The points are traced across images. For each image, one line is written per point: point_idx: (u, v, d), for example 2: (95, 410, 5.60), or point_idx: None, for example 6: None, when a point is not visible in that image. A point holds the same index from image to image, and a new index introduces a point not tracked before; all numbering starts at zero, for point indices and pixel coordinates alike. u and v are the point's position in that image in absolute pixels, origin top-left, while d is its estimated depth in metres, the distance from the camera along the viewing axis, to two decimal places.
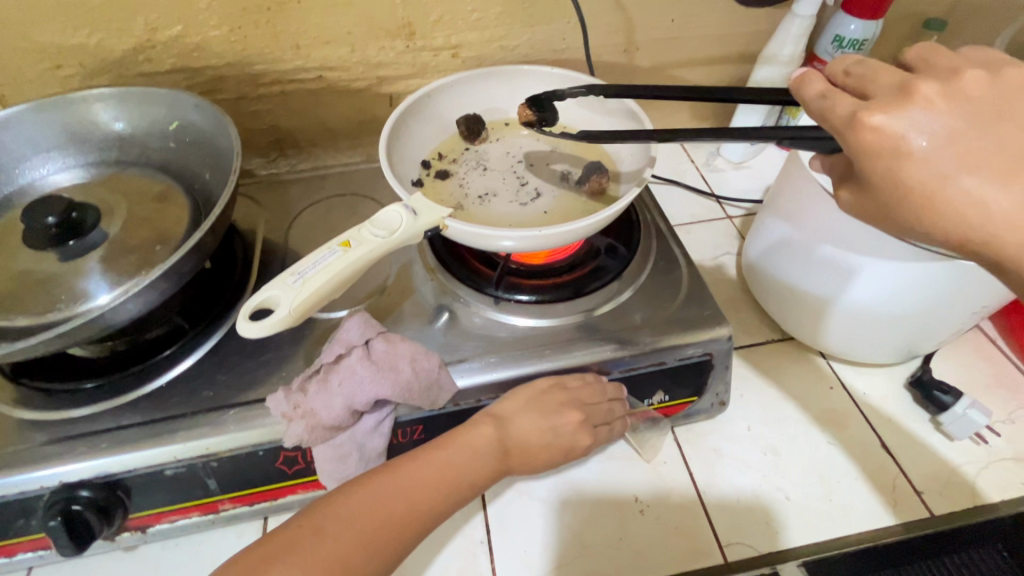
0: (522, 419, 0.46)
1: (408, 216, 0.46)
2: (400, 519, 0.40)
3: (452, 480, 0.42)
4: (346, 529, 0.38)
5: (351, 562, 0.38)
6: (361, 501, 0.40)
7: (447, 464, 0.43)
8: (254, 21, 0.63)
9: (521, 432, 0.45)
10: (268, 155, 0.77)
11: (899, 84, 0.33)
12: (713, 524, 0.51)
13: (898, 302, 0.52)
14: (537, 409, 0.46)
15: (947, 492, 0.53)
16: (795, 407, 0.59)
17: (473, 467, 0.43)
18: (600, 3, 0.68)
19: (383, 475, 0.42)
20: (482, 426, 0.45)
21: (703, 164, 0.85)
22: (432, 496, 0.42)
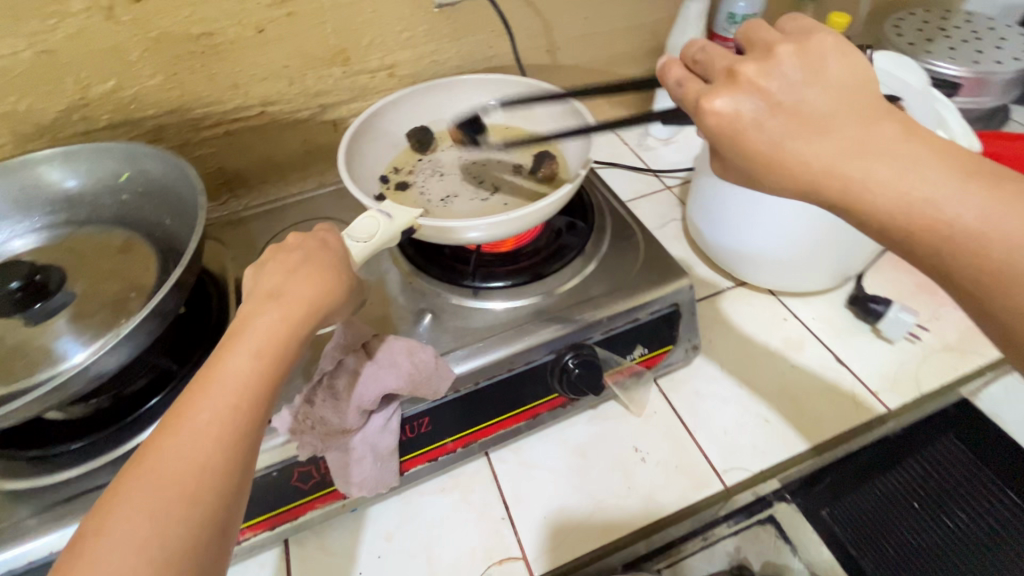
0: (298, 287, 0.37)
1: (385, 221, 0.48)
2: (235, 415, 0.31)
3: (273, 347, 0.34)
4: (176, 461, 0.29)
5: (203, 486, 0.29)
6: (190, 413, 0.31)
7: (261, 344, 0.34)
8: (189, 66, 0.64)
9: (307, 284, 0.38)
10: (219, 199, 0.77)
11: (729, 60, 0.38)
12: (710, 457, 0.55)
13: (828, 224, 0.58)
14: (312, 277, 0.38)
15: (897, 387, 0.60)
16: (756, 343, 0.64)
17: (291, 345, 0.35)
18: (517, 11, 0.74)
19: (189, 391, 0.32)
20: (262, 305, 0.36)
21: (636, 145, 0.92)
22: (255, 369, 0.33)
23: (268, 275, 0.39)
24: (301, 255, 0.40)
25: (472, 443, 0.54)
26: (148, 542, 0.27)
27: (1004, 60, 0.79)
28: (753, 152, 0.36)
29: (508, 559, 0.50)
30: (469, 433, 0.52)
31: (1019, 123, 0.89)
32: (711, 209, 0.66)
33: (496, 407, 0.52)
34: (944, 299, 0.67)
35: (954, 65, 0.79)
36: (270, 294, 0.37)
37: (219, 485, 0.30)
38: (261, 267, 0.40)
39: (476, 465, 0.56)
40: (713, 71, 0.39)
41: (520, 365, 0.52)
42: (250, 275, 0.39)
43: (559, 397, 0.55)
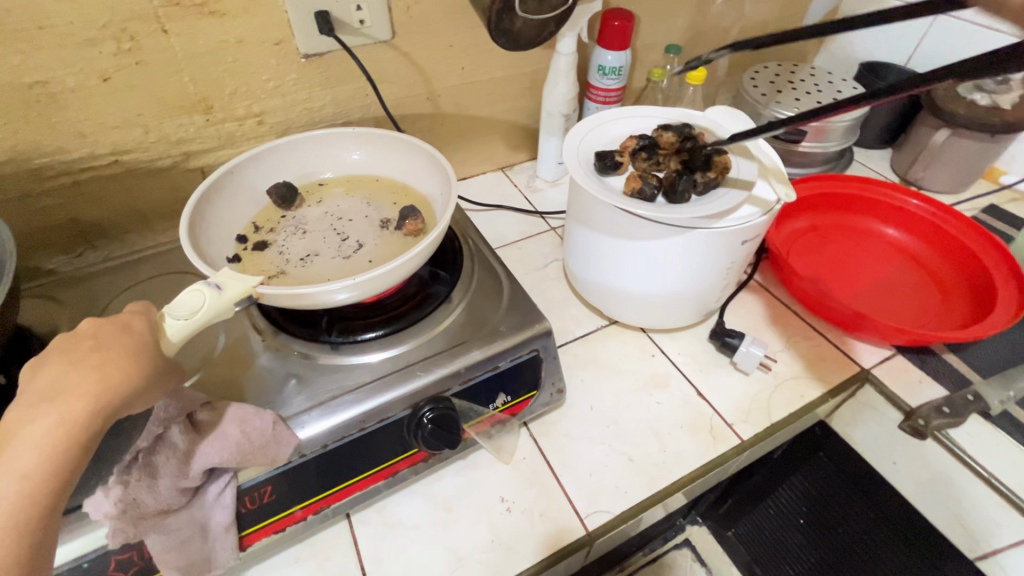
0: (77, 386, 0.34)
1: (212, 293, 0.43)
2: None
3: (42, 466, 0.32)
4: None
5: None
6: None
7: (28, 466, 0.31)
8: (22, 116, 0.60)
9: (91, 383, 0.35)
10: (73, 251, 0.72)
11: None
12: (574, 501, 0.56)
13: (687, 269, 0.62)
14: (95, 371, 0.35)
15: (750, 418, 0.63)
16: (625, 381, 0.66)
17: (62, 458, 0.32)
18: (390, 61, 0.75)
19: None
20: (31, 412, 0.33)
21: (525, 186, 0.95)
22: (16, 496, 0.31)
23: (47, 372, 0.35)
24: (91, 345, 0.37)
25: (325, 508, 0.51)
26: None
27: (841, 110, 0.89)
28: None
29: None
30: (320, 499, 0.50)
31: (862, 164, 1.00)
32: (584, 251, 0.68)
33: (346, 469, 0.50)
34: (795, 329, 0.73)
35: (798, 115, 0.87)
36: (46, 397, 0.34)
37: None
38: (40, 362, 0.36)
39: (334, 530, 0.53)
40: None
41: (372, 424, 0.51)
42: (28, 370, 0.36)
43: (420, 451, 0.54)
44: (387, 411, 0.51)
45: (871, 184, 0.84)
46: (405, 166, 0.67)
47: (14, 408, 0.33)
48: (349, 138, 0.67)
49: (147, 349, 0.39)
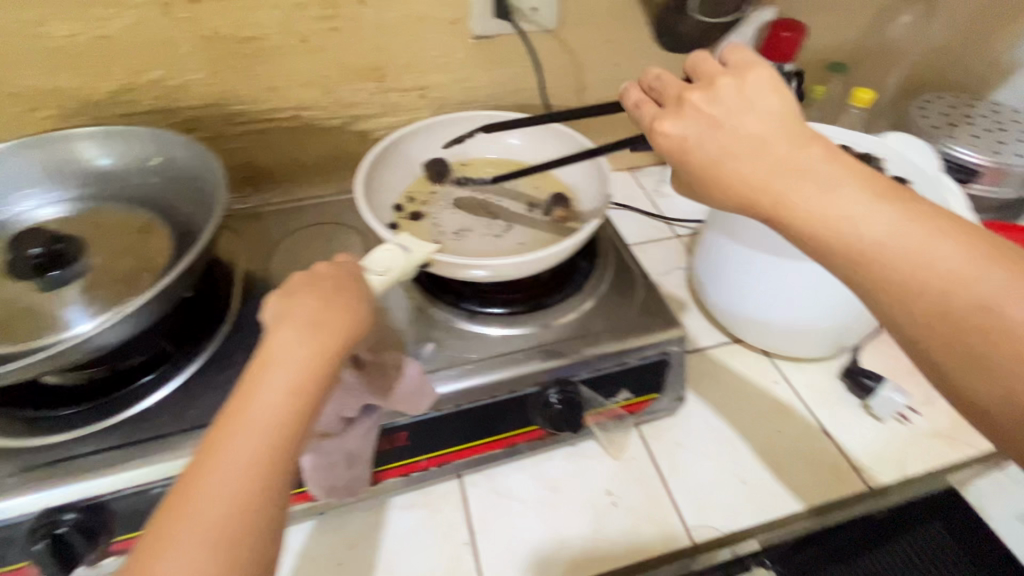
0: (335, 321, 0.38)
1: (403, 254, 0.47)
2: (266, 456, 0.32)
3: (307, 383, 0.34)
4: (212, 505, 0.30)
5: (237, 527, 0.30)
6: (227, 452, 0.31)
7: (295, 382, 0.34)
8: (233, 65, 0.67)
9: (337, 317, 0.38)
10: (242, 191, 0.80)
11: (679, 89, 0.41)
12: (682, 511, 0.55)
13: (840, 292, 0.59)
14: (344, 311, 0.39)
15: (880, 466, 0.59)
16: (744, 403, 0.64)
17: (322, 382, 0.35)
18: (550, 50, 0.77)
19: (216, 434, 0.32)
20: (299, 336, 0.36)
21: (652, 190, 0.94)
22: (289, 407, 0.33)
23: (298, 302, 0.38)
24: (332, 285, 0.40)
25: (446, 462, 0.54)
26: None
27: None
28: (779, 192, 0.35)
29: None
30: (444, 453, 0.53)
31: None
32: (720, 266, 0.66)
33: (473, 431, 0.53)
34: None
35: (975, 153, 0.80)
36: (311, 326, 0.37)
37: (256, 529, 0.31)
38: (289, 293, 0.39)
39: (447, 486, 0.56)
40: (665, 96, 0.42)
41: (503, 394, 0.53)
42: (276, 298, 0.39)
43: (539, 430, 0.56)
44: (522, 384, 0.53)
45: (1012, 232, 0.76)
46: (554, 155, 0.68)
47: (281, 331, 0.36)
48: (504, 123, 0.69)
49: (365, 297, 0.41)
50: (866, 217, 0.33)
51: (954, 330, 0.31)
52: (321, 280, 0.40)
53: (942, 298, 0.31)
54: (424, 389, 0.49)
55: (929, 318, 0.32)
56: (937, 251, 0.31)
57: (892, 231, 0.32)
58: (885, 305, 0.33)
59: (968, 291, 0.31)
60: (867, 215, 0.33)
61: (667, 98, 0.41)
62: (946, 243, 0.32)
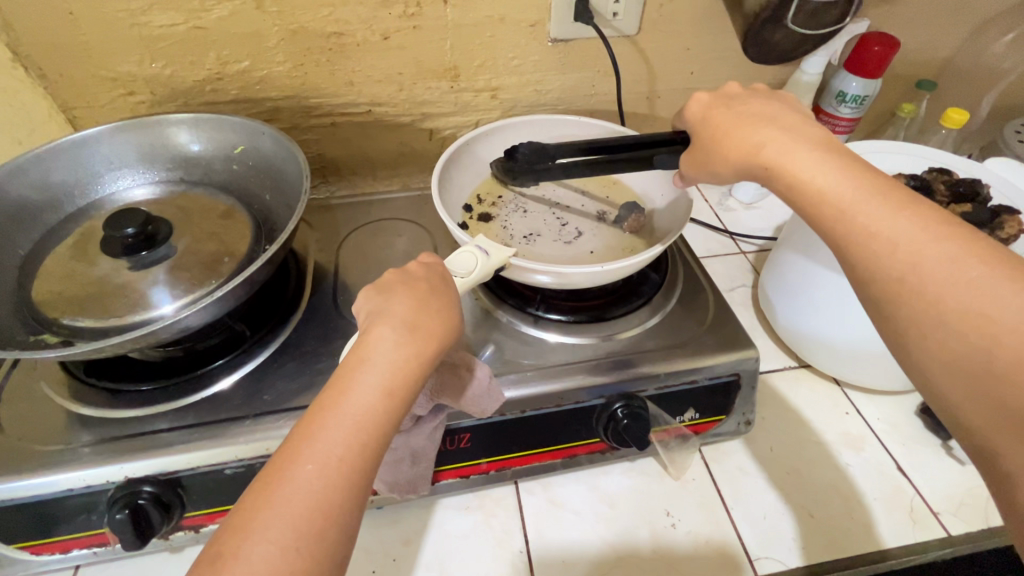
0: (430, 324, 0.37)
1: (483, 258, 0.47)
2: (354, 451, 0.32)
3: (399, 382, 0.35)
4: (299, 493, 0.30)
5: (321, 520, 0.30)
6: (319, 438, 0.32)
7: (388, 379, 0.34)
8: (315, 59, 0.69)
9: (430, 318, 0.38)
10: (311, 182, 0.82)
11: (722, 108, 0.49)
12: (744, 540, 0.53)
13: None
14: (439, 314, 0.39)
15: (961, 512, 0.55)
16: (812, 432, 0.61)
17: (413, 385, 0.35)
18: (626, 56, 0.76)
19: (309, 423, 0.33)
20: (395, 335, 0.36)
21: (717, 204, 0.91)
22: (380, 406, 0.34)
23: (393, 300, 0.38)
24: (428, 287, 0.40)
25: (505, 468, 0.54)
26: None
27: None
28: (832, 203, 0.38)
29: None
30: (505, 458, 0.53)
31: None
32: (795, 287, 0.64)
33: (535, 439, 0.52)
34: None
35: None
36: (408, 326, 0.37)
37: (337, 524, 0.31)
38: (386, 290, 0.40)
39: (503, 491, 0.56)
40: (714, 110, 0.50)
41: (567, 403, 0.52)
42: (371, 294, 0.40)
43: (600, 443, 0.55)
44: (588, 395, 0.52)
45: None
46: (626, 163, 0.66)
47: (379, 327, 0.36)
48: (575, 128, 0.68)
49: (455, 302, 0.41)
50: (848, 192, 0.37)
51: (906, 297, 0.33)
52: (414, 279, 0.41)
53: (899, 272, 0.34)
54: (490, 392, 0.48)
55: (883, 286, 0.35)
56: (899, 231, 0.34)
57: (869, 206, 0.36)
58: (858, 274, 0.36)
59: (922, 269, 0.33)
60: (849, 189, 0.37)
61: (720, 101, 0.50)
62: (917, 229, 0.34)
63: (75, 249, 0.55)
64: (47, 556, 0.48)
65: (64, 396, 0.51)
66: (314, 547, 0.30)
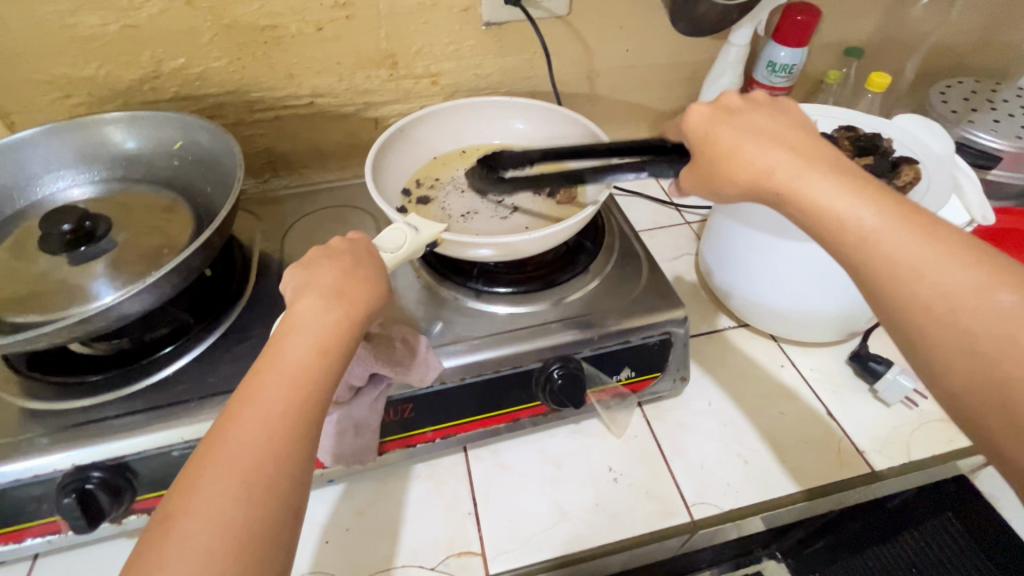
0: (357, 291, 0.38)
1: (412, 234, 0.48)
2: (296, 406, 0.32)
3: (332, 339, 0.35)
4: (243, 450, 0.31)
5: (269, 472, 0.30)
6: (258, 396, 0.32)
7: (323, 339, 0.35)
8: (252, 54, 0.70)
9: (357, 289, 0.38)
10: (261, 176, 0.82)
11: (711, 122, 0.46)
12: (682, 489, 0.56)
13: (843, 285, 0.60)
14: (364, 282, 0.39)
15: (886, 450, 0.59)
16: (749, 385, 0.65)
17: (347, 344, 0.36)
18: (560, 36, 0.78)
19: (246, 386, 0.33)
20: (321, 303, 0.36)
21: (663, 178, 0.94)
22: (316, 362, 0.34)
23: (320, 274, 0.38)
24: (352, 259, 0.40)
25: (451, 435, 0.56)
26: (230, 531, 0.28)
27: None
28: (813, 209, 0.39)
29: (467, 553, 0.52)
30: (449, 426, 0.55)
31: None
32: (730, 253, 0.66)
33: (477, 406, 0.54)
34: None
35: (995, 138, 0.78)
36: (333, 294, 0.37)
37: (286, 476, 0.31)
38: (310, 265, 0.39)
39: (453, 459, 0.58)
40: (707, 124, 0.47)
41: (506, 368, 0.54)
42: (296, 271, 0.39)
43: (541, 406, 0.57)
44: (529, 360, 0.55)
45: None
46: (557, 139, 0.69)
47: (304, 298, 0.36)
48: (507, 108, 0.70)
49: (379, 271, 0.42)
50: (876, 222, 0.36)
51: (928, 330, 0.34)
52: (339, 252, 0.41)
53: (929, 303, 0.34)
54: (428, 360, 0.51)
55: (908, 317, 0.34)
56: (936, 268, 0.34)
57: (889, 230, 0.36)
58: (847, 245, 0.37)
59: (956, 305, 0.33)
60: (872, 217, 0.36)
61: (721, 112, 0.47)
62: (948, 261, 0.34)
63: (15, 249, 0.56)
64: (2, 547, 0.49)
65: (11, 393, 0.52)
66: (263, 496, 0.30)
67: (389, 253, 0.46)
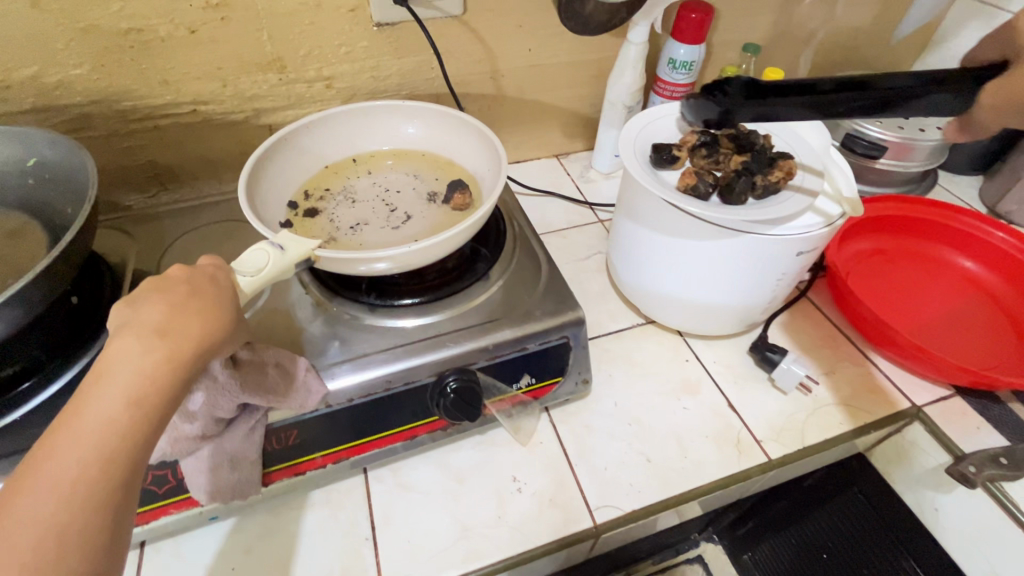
0: (189, 326, 0.33)
1: (277, 254, 0.45)
2: (96, 474, 0.27)
3: (149, 387, 0.29)
4: (18, 537, 0.24)
5: (52, 563, 0.24)
6: (42, 470, 0.26)
7: (137, 389, 0.29)
8: (118, 60, 0.64)
9: (192, 324, 0.33)
10: (147, 190, 0.77)
11: None
12: (586, 493, 0.55)
13: (749, 267, 0.58)
14: (198, 315, 0.34)
15: (782, 437, 0.61)
16: (654, 382, 0.65)
17: (172, 392, 0.30)
18: (458, 37, 0.76)
19: (29, 459, 0.26)
20: (139, 342, 0.30)
21: (578, 176, 0.94)
22: (126, 417, 0.28)
23: (142, 311, 0.33)
24: (187, 290, 0.35)
25: (344, 459, 0.53)
26: None
27: (930, 129, 0.83)
28: None
29: None
30: (340, 449, 0.52)
31: (945, 190, 0.93)
32: (631, 248, 0.66)
33: (369, 426, 0.52)
34: (844, 354, 0.69)
35: (881, 129, 0.82)
36: (155, 331, 0.31)
37: (78, 564, 0.25)
38: (134, 299, 0.34)
39: (351, 482, 0.55)
40: None
41: (398, 385, 0.52)
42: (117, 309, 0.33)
43: (440, 420, 0.55)
44: (422, 374, 0.53)
45: (931, 209, 0.80)
46: (451, 145, 0.68)
47: (119, 338, 0.30)
48: (400, 114, 0.68)
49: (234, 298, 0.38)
50: None
51: None
52: (175, 283, 0.35)
53: None
54: (311, 383, 0.48)
55: None
56: None
57: None
58: None
59: None
60: None
61: None
62: None
63: None
64: None
65: None
66: None
67: (245, 275, 0.42)
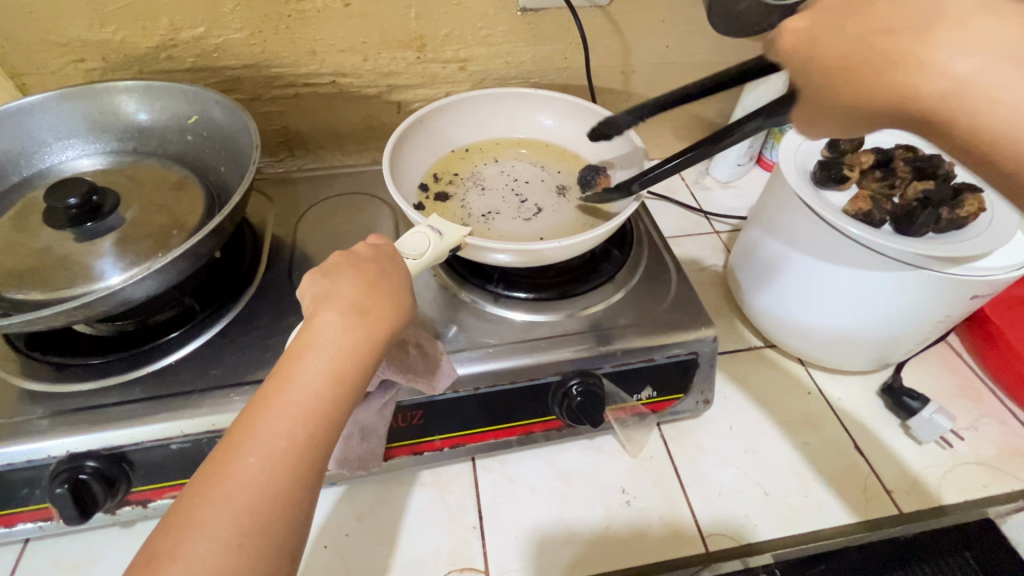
0: (381, 306, 0.35)
1: (436, 238, 0.45)
2: (301, 440, 0.30)
3: (344, 366, 0.32)
4: (243, 484, 0.28)
5: (269, 505, 0.28)
6: (261, 427, 0.30)
7: (337, 366, 0.32)
8: (274, 27, 0.66)
9: (381, 304, 0.35)
10: (277, 155, 0.80)
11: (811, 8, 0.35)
12: (698, 516, 0.53)
13: (908, 303, 0.53)
14: (386, 294, 0.36)
15: (915, 492, 0.56)
16: (773, 410, 0.62)
17: (364, 371, 0.33)
18: (600, 27, 0.73)
19: (251, 415, 0.30)
20: (343, 318, 0.33)
21: (693, 182, 0.90)
22: (328, 392, 0.31)
23: (339, 288, 0.35)
24: (376, 269, 0.38)
25: (459, 445, 0.53)
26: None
27: None
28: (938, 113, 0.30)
29: (469, 570, 0.49)
30: (458, 435, 0.52)
31: None
32: (766, 268, 0.62)
33: (489, 417, 0.52)
34: (988, 410, 0.63)
35: None
36: (356, 309, 0.34)
37: (288, 506, 0.28)
38: (330, 274, 0.37)
39: (460, 468, 0.56)
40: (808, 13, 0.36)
41: (522, 379, 0.51)
42: (316, 284, 0.36)
43: (556, 420, 0.54)
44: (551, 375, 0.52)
45: None
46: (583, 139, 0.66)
47: (326, 313, 0.34)
48: (530, 105, 0.67)
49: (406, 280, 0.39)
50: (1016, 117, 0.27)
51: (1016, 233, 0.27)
52: (363, 262, 0.37)
53: None
54: (446, 367, 0.48)
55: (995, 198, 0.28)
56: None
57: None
58: None
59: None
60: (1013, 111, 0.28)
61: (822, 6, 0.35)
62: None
63: (18, 221, 0.53)
64: None
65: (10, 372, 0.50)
66: (263, 537, 0.27)
67: (411, 257, 0.43)
